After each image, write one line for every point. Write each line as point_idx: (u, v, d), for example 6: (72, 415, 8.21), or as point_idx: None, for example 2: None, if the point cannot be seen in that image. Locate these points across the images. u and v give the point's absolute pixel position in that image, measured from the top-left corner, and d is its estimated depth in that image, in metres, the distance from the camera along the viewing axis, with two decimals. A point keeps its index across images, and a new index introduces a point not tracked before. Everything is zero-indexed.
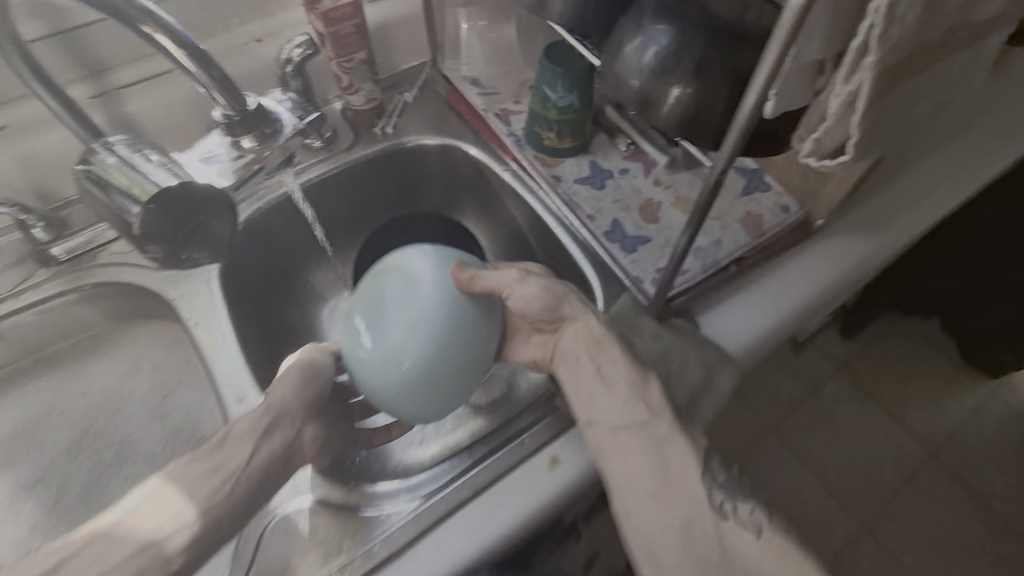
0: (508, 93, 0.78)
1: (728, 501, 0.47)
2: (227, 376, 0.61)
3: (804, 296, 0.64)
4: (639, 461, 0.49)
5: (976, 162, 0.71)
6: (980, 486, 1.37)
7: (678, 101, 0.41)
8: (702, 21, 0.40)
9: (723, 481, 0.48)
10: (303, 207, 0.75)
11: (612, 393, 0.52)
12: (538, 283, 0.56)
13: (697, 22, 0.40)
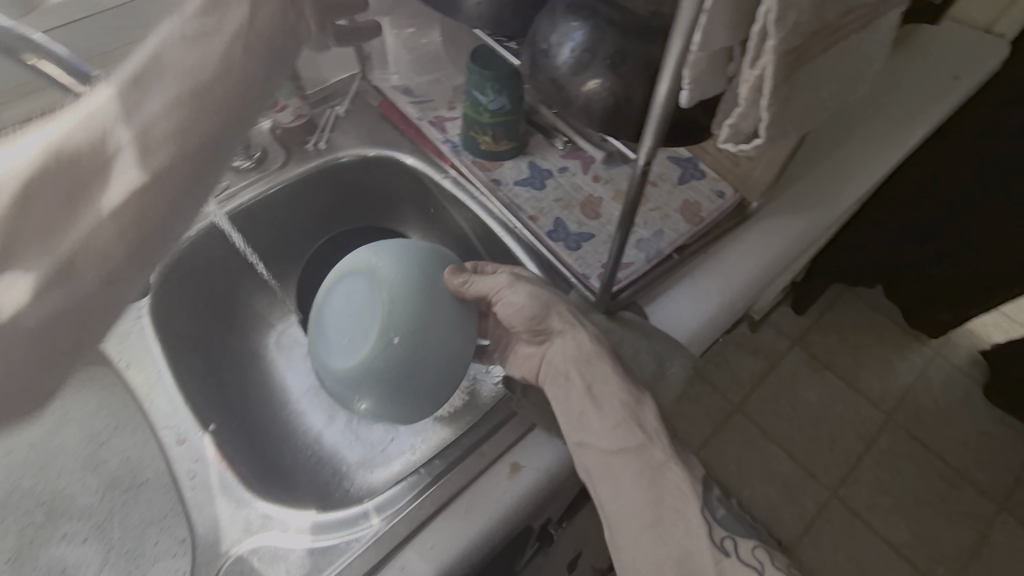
0: (442, 100, 0.78)
1: (730, 536, 0.43)
2: (166, 420, 0.57)
3: (746, 279, 0.65)
4: (632, 490, 0.46)
5: (891, 134, 0.74)
6: (933, 442, 1.43)
7: (597, 97, 0.41)
8: (612, 15, 0.40)
9: (723, 516, 0.44)
10: (231, 235, 0.72)
11: (601, 410, 0.49)
12: (525, 291, 0.54)
13: (608, 16, 0.40)
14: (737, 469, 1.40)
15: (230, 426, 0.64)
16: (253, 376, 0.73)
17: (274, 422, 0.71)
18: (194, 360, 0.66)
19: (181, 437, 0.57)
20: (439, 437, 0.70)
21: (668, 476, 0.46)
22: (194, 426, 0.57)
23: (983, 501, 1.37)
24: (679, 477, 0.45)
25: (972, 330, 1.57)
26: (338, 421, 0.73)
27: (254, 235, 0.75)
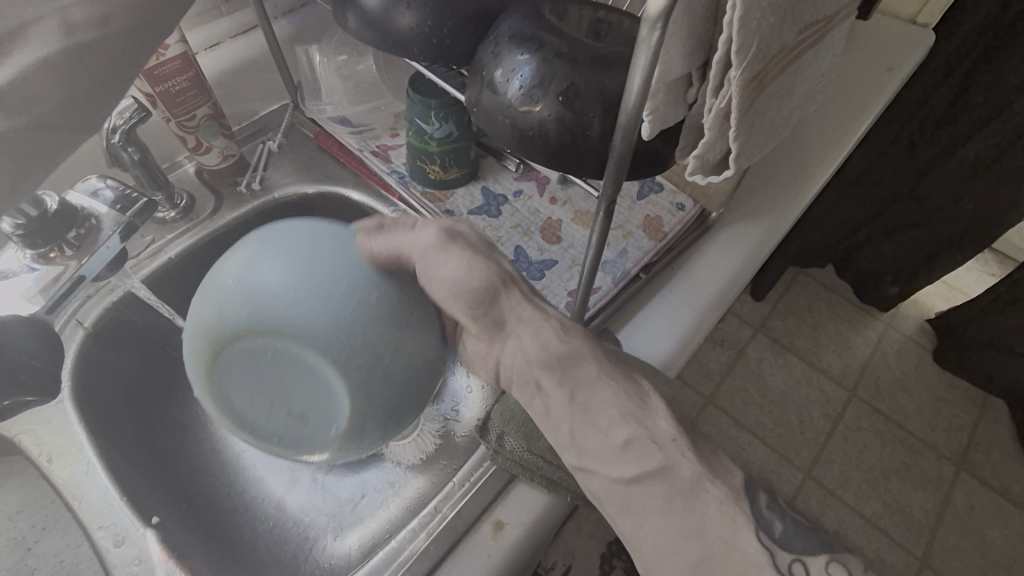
0: (384, 128, 0.73)
1: (797, 561, 0.37)
2: (103, 518, 0.51)
3: (714, 293, 0.63)
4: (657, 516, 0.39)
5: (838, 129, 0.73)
6: (894, 412, 1.47)
7: (552, 134, 0.38)
8: (562, 46, 0.37)
9: (781, 534, 0.38)
10: (154, 303, 0.64)
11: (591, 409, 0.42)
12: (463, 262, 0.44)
13: (557, 48, 0.37)
14: None
15: (179, 513, 0.57)
16: (200, 447, 0.67)
17: (229, 494, 0.65)
18: (130, 442, 0.59)
19: (119, 538, 0.50)
20: (413, 488, 0.66)
21: (704, 503, 0.38)
22: (135, 522, 0.51)
23: (943, 464, 1.41)
24: (716, 493, 0.39)
25: (919, 302, 1.63)
26: (302, 484, 0.68)
27: (187, 289, 0.68)
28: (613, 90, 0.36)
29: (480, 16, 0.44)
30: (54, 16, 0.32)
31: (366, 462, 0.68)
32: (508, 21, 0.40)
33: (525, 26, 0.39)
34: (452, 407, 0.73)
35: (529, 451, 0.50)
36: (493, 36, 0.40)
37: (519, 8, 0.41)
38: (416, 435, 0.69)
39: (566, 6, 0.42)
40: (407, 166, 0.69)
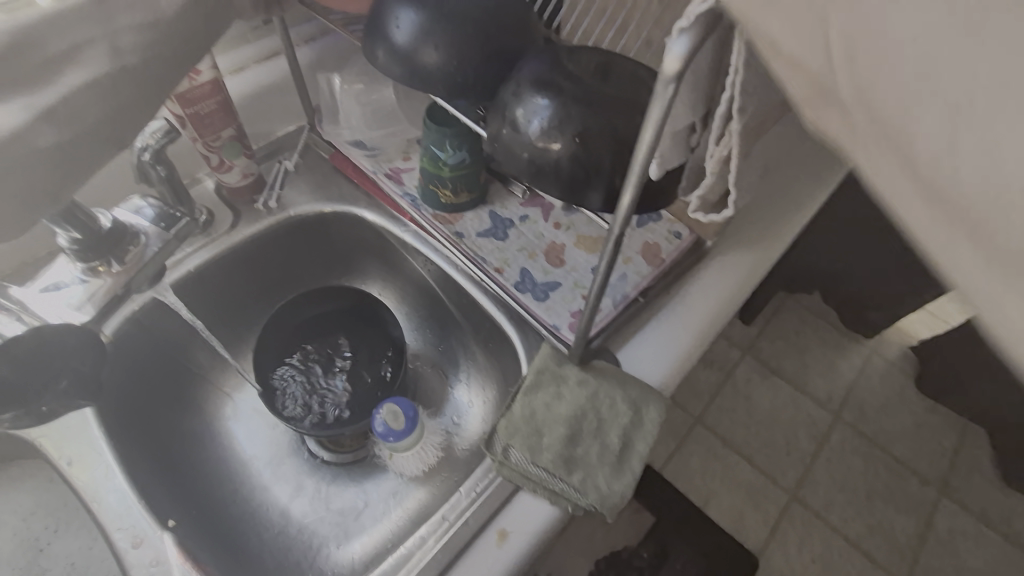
0: (396, 151, 0.76)
1: None
2: (122, 520, 0.53)
3: (706, 320, 0.67)
4: None
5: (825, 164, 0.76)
6: (875, 435, 1.51)
7: (567, 170, 0.41)
8: (579, 91, 0.41)
9: None
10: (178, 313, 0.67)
11: None
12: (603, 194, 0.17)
13: (575, 94, 0.41)
14: (704, 482, 1.43)
15: (191, 518, 0.59)
16: (211, 454, 0.69)
17: (235, 501, 0.66)
18: (147, 447, 0.61)
19: (138, 539, 0.52)
20: (415, 499, 0.68)
21: None
22: (153, 524, 0.53)
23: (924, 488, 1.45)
24: None
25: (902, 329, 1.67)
26: (307, 495, 0.70)
27: (203, 300, 0.71)
28: (623, 135, 0.41)
29: (500, 58, 0.49)
30: (105, 41, 0.40)
31: (369, 471, 0.71)
32: (529, 65, 0.44)
33: (545, 71, 0.43)
34: (453, 420, 0.75)
35: (534, 464, 0.54)
36: (515, 79, 0.44)
37: (538, 54, 0.45)
38: (419, 446, 0.69)
39: (581, 54, 0.45)
40: (419, 189, 0.72)
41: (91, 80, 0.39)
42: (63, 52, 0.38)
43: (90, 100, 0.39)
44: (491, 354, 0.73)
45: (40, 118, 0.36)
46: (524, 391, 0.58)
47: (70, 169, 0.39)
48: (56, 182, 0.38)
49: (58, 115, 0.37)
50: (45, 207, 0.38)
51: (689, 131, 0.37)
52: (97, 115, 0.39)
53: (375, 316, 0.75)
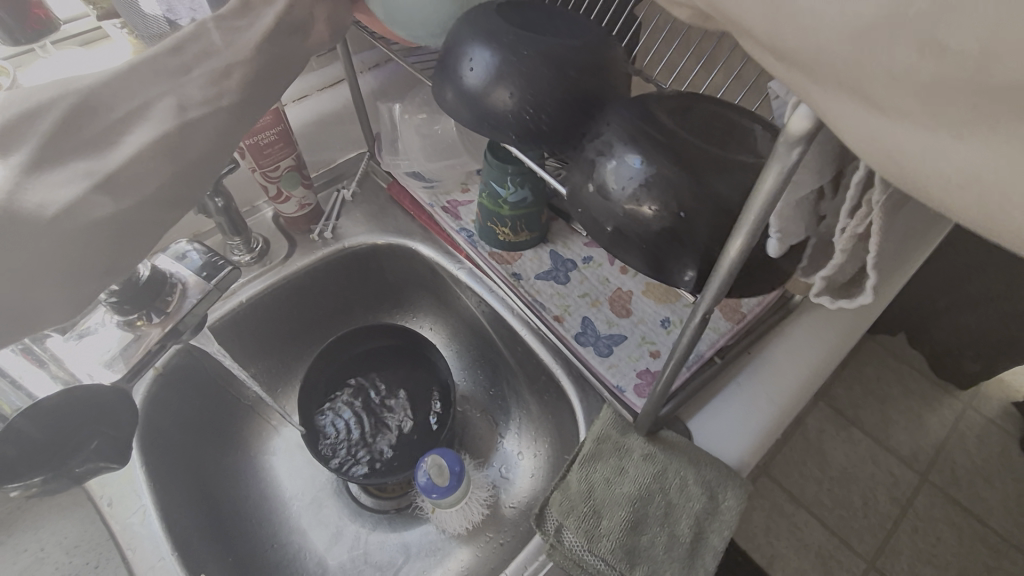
0: (455, 183, 0.73)
1: None
2: (154, 573, 0.50)
3: (797, 384, 0.58)
4: None
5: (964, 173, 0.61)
6: (974, 505, 1.26)
7: (658, 241, 0.37)
8: (680, 150, 0.36)
9: None
10: (214, 352, 0.64)
11: None
12: None
13: (676, 155, 0.36)
14: (770, 540, 1.21)
15: (226, 568, 0.56)
16: (250, 493, 0.66)
17: (272, 546, 0.64)
18: (189, 486, 0.60)
19: None
20: (459, 561, 0.63)
21: None
22: None
23: None
24: None
25: (1002, 379, 1.42)
26: (342, 546, 0.65)
27: (252, 331, 0.69)
28: (730, 204, 0.35)
29: (585, 102, 0.43)
30: (174, 95, 0.37)
31: (410, 523, 0.66)
32: (617, 115, 0.39)
33: (636, 125, 0.38)
34: (501, 472, 0.69)
35: (590, 552, 0.48)
36: (601, 133, 0.39)
37: (629, 102, 0.40)
38: (463, 503, 0.64)
39: (681, 103, 0.41)
40: (476, 225, 0.68)
41: (153, 141, 0.35)
42: (130, 111, 0.36)
43: (150, 165, 0.35)
44: (546, 406, 0.67)
45: (95, 186, 0.33)
46: (581, 461, 0.52)
47: (125, 238, 0.35)
48: (106, 252, 0.34)
49: (117, 182, 0.34)
50: (100, 279, 0.34)
51: (812, 198, 0.31)
52: (158, 180, 0.36)
53: (425, 358, 0.73)
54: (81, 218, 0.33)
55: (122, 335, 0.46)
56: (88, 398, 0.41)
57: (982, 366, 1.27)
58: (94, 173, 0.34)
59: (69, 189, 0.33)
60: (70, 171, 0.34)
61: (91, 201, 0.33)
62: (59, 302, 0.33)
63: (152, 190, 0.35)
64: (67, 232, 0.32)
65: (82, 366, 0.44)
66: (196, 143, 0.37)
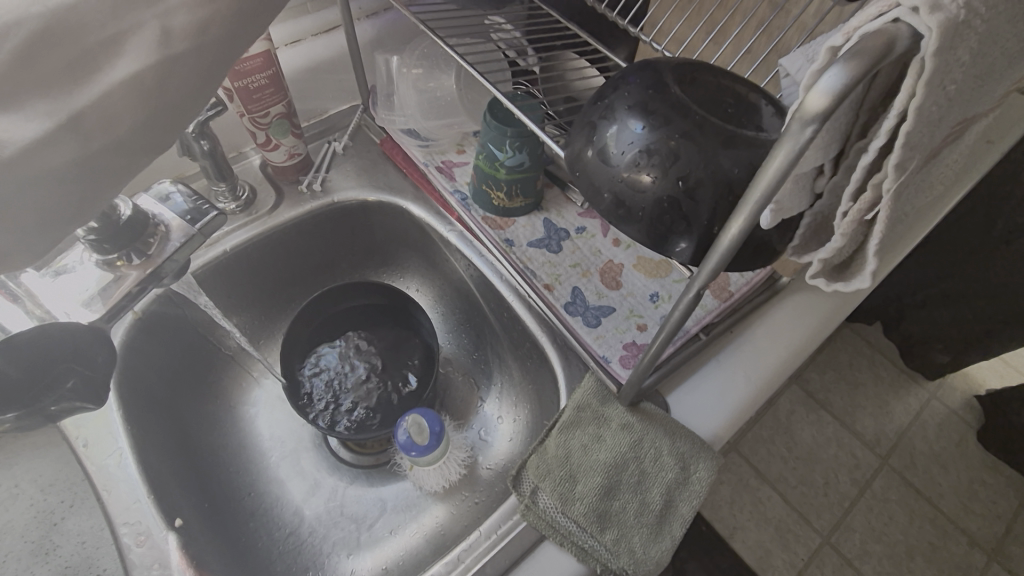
0: (450, 142, 0.72)
1: None
2: (130, 514, 0.51)
3: (778, 363, 0.58)
4: None
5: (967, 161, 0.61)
6: (928, 488, 1.31)
7: (661, 215, 0.37)
8: (686, 121, 0.36)
9: None
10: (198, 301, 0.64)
11: None
12: None
13: (682, 127, 0.36)
14: (733, 511, 1.26)
15: (203, 513, 0.57)
16: (229, 443, 0.67)
17: (249, 494, 0.64)
18: (168, 431, 0.60)
19: (141, 537, 0.50)
20: (433, 516, 0.64)
21: None
22: (158, 523, 0.51)
23: (975, 552, 1.24)
24: None
25: (968, 373, 1.47)
26: (319, 497, 0.66)
27: (236, 280, 0.68)
28: (735, 179, 0.35)
29: None
30: (154, 24, 0.33)
31: (387, 478, 0.68)
32: (628, 84, 0.39)
33: (645, 93, 0.37)
34: (480, 435, 0.70)
35: (563, 513, 0.49)
36: (608, 99, 0.39)
37: (640, 70, 0.40)
38: (441, 462, 0.65)
39: (695, 76, 0.40)
40: (470, 187, 0.67)
41: (130, 79, 0.32)
42: (101, 41, 0.31)
43: (123, 104, 0.32)
44: (528, 372, 0.67)
45: (62, 125, 0.30)
46: (560, 427, 0.53)
47: (95, 180, 0.32)
48: (75, 198, 0.32)
49: (88, 121, 0.31)
50: (69, 222, 0.32)
51: (810, 174, 0.31)
52: (131, 121, 0.33)
53: (410, 320, 0.72)
54: (45, 161, 0.29)
55: (101, 275, 0.45)
56: (62, 336, 0.40)
57: (952, 357, 1.31)
58: (60, 112, 0.29)
59: (30, 123, 0.29)
60: (32, 105, 0.29)
61: (58, 142, 0.30)
62: (28, 245, 0.31)
63: (124, 131, 0.32)
64: (33, 176, 0.29)
65: (60, 304, 0.44)
66: (168, 91, 0.34)
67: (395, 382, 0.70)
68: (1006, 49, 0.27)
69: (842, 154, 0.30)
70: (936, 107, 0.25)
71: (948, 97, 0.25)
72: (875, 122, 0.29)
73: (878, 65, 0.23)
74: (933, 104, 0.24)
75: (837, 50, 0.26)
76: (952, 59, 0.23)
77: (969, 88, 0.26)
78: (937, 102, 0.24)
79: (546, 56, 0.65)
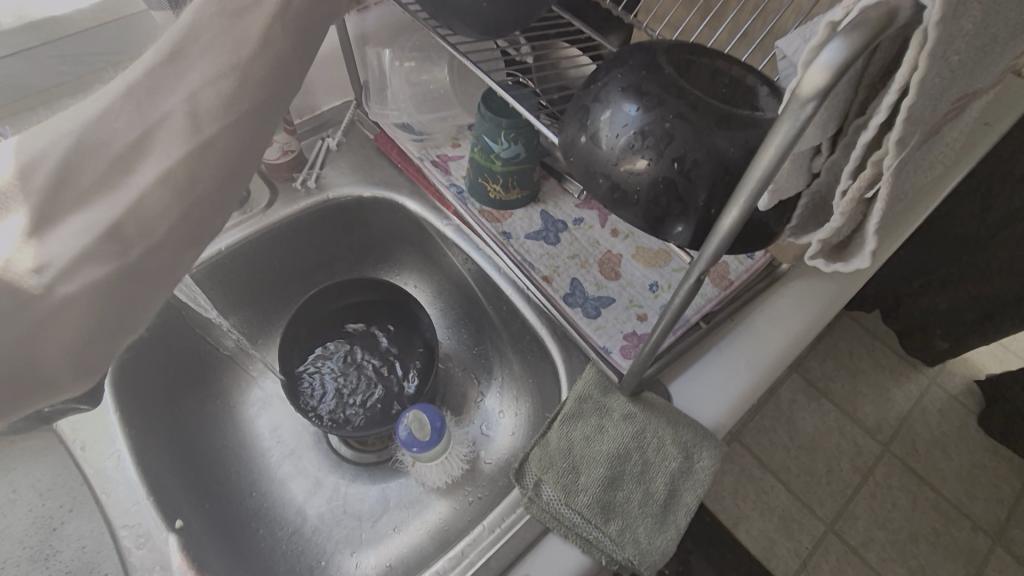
0: (445, 136, 0.71)
1: None
2: (128, 516, 0.51)
3: (779, 351, 0.58)
4: None
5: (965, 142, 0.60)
6: (930, 474, 1.31)
7: (656, 198, 0.36)
8: (680, 103, 0.35)
9: None
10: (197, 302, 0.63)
11: None
12: None
13: (677, 108, 0.35)
14: (736, 502, 1.26)
15: (204, 513, 0.57)
16: (229, 444, 0.66)
17: (250, 494, 0.64)
18: (166, 433, 0.59)
19: (141, 539, 0.50)
20: (437, 513, 0.64)
21: None
22: (158, 525, 0.50)
23: (978, 537, 1.24)
24: None
25: (967, 359, 1.47)
26: (322, 496, 0.66)
27: (232, 279, 0.68)
28: (729, 159, 0.34)
29: None
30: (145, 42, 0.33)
31: (389, 475, 0.67)
32: (619, 66, 0.39)
33: (638, 75, 0.37)
34: (482, 430, 0.70)
35: (567, 506, 0.48)
36: (600, 82, 0.39)
37: (632, 52, 0.39)
38: (443, 457, 0.64)
39: (688, 57, 0.39)
40: (466, 180, 0.66)
41: (162, 177, 0.31)
42: (133, 142, 0.31)
43: (157, 207, 0.31)
44: (528, 366, 0.67)
45: (101, 237, 0.29)
46: (562, 419, 0.52)
47: (134, 292, 0.30)
48: (110, 314, 0.29)
49: (125, 232, 0.30)
50: (105, 345, 0.29)
51: (807, 154, 0.31)
52: (167, 227, 0.31)
53: (409, 316, 0.72)
54: (79, 280, 0.28)
55: None
56: None
57: (950, 343, 1.31)
58: (97, 226, 0.29)
59: (75, 236, 0.28)
60: (71, 221, 0.28)
61: (96, 254, 0.28)
62: (58, 377, 0.28)
63: (161, 237, 0.31)
64: (66, 300, 0.27)
65: None
66: (204, 180, 0.33)
67: (395, 379, 0.70)
68: (1007, 22, 0.27)
69: (839, 133, 0.30)
70: (938, 80, 0.24)
71: (950, 69, 0.24)
72: (874, 98, 0.28)
73: (879, 37, 0.23)
74: (936, 76, 0.24)
75: (837, 24, 0.25)
76: (955, 29, 0.23)
77: (971, 62, 0.26)
78: (939, 74, 0.24)
79: (539, 46, 0.65)
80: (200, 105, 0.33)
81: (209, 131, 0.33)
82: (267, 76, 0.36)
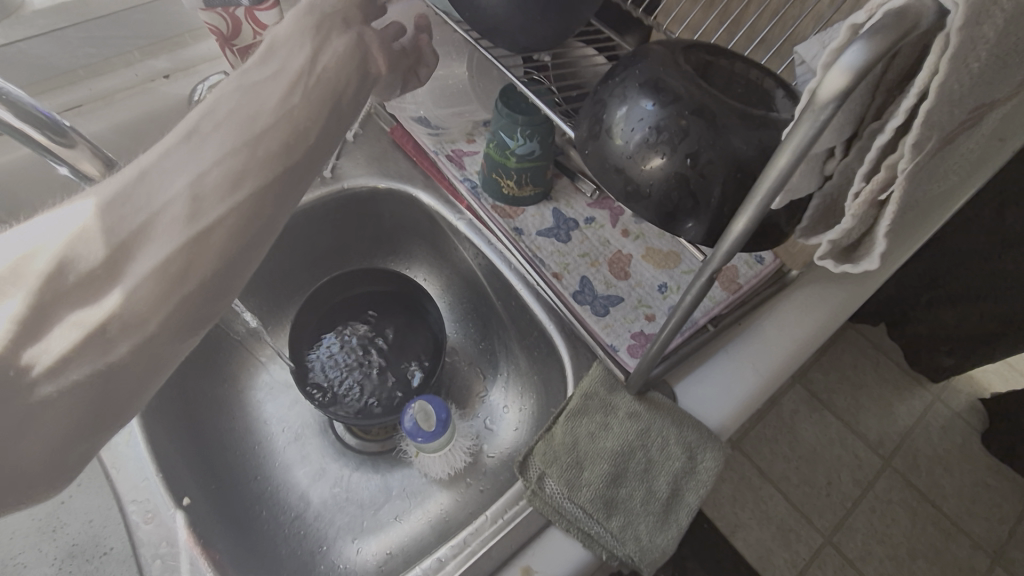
0: (460, 131, 0.72)
1: None
2: (137, 491, 0.51)
3: (785, 356, 0.58)
4: None
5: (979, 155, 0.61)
6: (930, 490, 1.30)
7: (669, 193, 0.37)
8: (697, 100, 0.36)
9: None
10: None
11: None
12: None
13: (693, 106, 0.36)
14: (734, 509, 1.26)
15: (210, 492, 0.57)
16: (235, 428, 0.67)
17: (255, 478, 0.64)
18: (176, 414, 0.60)
19: (149, 515, 0.50)
20: (439, 504, 0.64)
21: None
22: (166, 501, 0.51)
23: (976, 554, 1.24)
24: None
25: (972, 376, 1.47)
26: (326, 484, 0.67)
27: None
28: (743, 158, 0.35)
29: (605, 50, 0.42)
30: None
31: (393, 465, 0.68)
32: (636, 64, 0.39)
33: (656, 72, 0.37)
34: (486, 424, 0.70)
35: (569, 500, 0.49)
36: (617, 78, 0.39)
37: (650, 50, 0.40)
38: (447, 449, 0.65)
39: (706, 57, 0.40)
40: (480, 176, 0.67)
41: (158, 270, 0.30)
42: (135, 231, 0.30)
43: (147, 297, 0.30)
44: (534, 362, 0.67)
45: (87, 336, 0.29)
46: (567, 415, 0.53)
47: (110, 394, 0.30)
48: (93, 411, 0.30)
49: (116, 326, 0.29)
50: (89, 441, 0.30)
51: (821, 156, 0.31)
52: (163, 315, 0.30)
53: (419, 309, 0.72)
54: (61, 381, 0.28)
55: None
56: None
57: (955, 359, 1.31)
58: (85, 323, 0.29)
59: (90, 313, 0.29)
60: (57, 325, 0.28)
61: (81, 355, 0.29)
62: (37, 476, 0.29)
63: (151, 332, 0.30)
64: (49, 399, 0.28)
65: None
66: (201, 266, 0.31)
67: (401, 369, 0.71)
68: None
69: (855, 136, 0.30)
70: (957, 87, 0.24)
71: (970, 76, 0.25)
72: (891, 103, 0.29)
73: (901, 42, 0.23)
74: (956, 82, 0.24)
75: (859, 28, 0.26)
76: (977, 36, 0.23)
77: (991, 70, 0.26)
78: (959, 80, 0.24)
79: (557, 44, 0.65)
80: (205, 188, 0.32)
81: (210, 216, 0.31)
82: (275, 116, 0.35)
